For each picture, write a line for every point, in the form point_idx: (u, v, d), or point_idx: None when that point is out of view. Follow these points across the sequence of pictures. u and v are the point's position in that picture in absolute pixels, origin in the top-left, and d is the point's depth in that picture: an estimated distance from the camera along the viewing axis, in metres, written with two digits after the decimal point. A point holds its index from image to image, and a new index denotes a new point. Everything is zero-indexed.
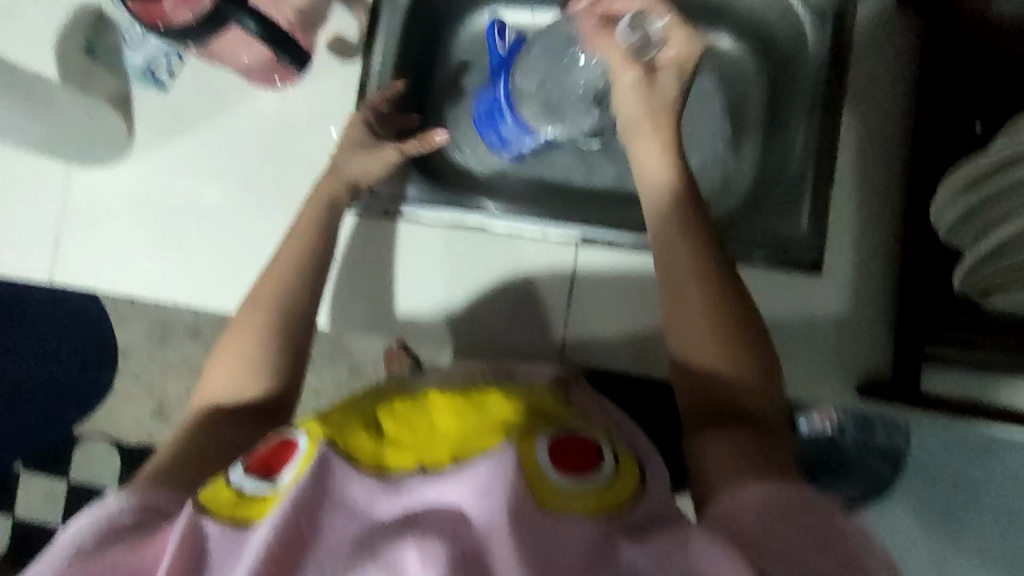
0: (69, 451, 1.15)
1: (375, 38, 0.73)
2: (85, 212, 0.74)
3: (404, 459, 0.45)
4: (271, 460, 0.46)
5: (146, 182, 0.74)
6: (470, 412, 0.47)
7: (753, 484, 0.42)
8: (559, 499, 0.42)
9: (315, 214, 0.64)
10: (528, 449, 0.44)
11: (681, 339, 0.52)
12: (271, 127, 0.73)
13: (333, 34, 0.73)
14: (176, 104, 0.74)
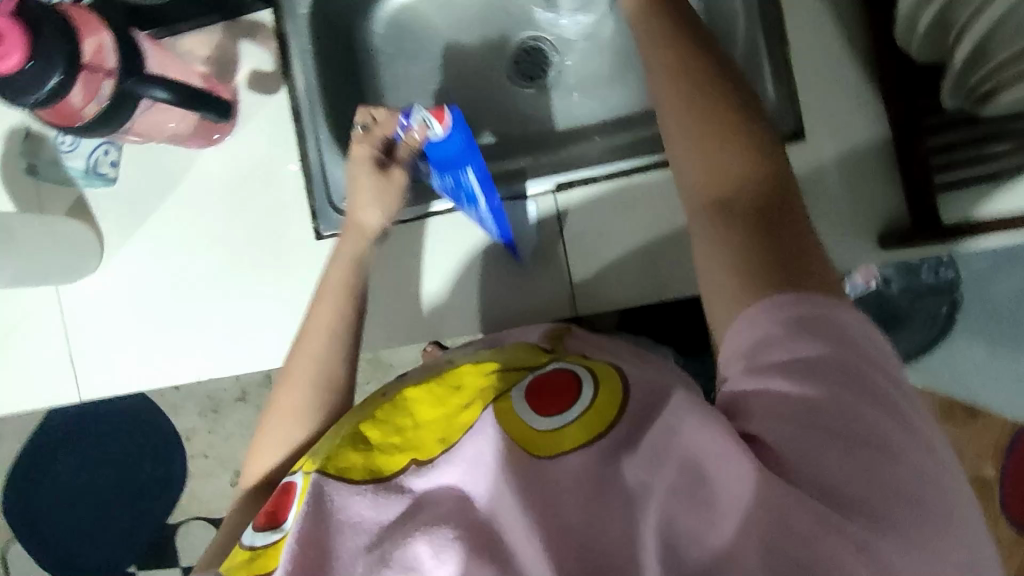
0: (170, 541, 1.19)
1: (290, 58, 0.70)
2: (92, 321, 0.75)
3: (399, 460, 0.49)
4: (276, 509, 0.49)
5: (134, 274, 0.74)
6: (448, 396, 0.52)
7: (756, 301, 0.41)
8: (543, 443, 0.45)
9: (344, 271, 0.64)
10: (506, 410, 0.48)
11: (675, 144, 0.49)
12: (227, 181, 0.73)
13: (250, 72, 0.72)
14: (131, 194, 0.74)
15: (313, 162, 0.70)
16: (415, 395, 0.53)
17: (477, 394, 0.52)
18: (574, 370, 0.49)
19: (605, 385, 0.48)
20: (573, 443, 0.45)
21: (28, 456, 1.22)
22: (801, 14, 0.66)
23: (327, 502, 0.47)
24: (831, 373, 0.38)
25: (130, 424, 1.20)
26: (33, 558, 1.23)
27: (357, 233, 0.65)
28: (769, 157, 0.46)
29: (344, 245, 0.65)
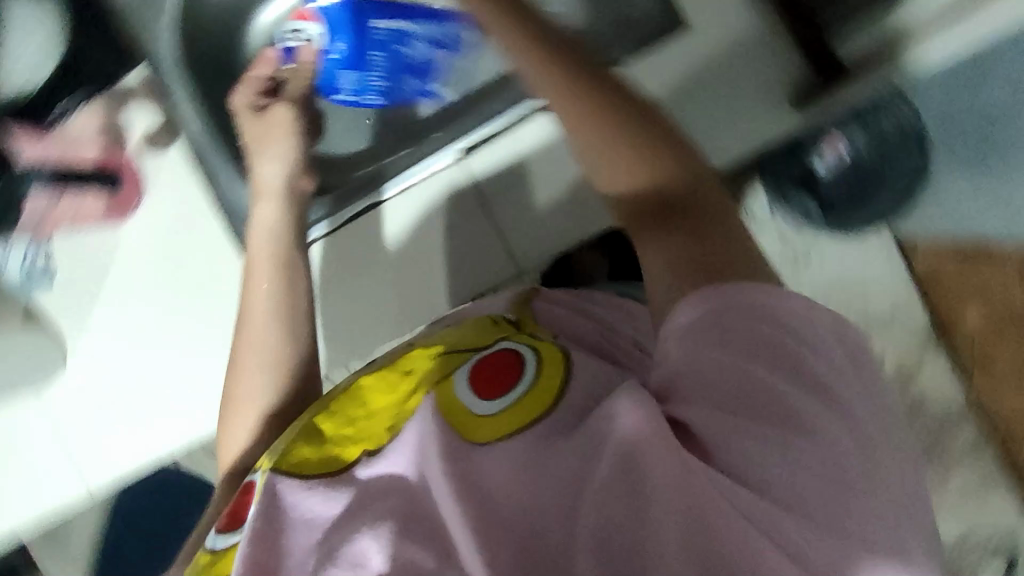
0: None
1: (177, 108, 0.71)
2: (58, 429, 0.74)
3: (352, 451, 0.55)
4: (237, 509, 0.53)
5: (90, 367, 0.74)
6: (400, 383, 0.59)
7: (687, 302, 0.50)
8: (471, 425, 0.52)
9: (270, 235, 0.67)
10: (450, 394, 0.54)
11: (594, 169, 0.59)
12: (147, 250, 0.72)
13: (142, 135, 0.73)
14: (73, 284, 0.73)
15: (229, 203, 0.71)
16: (369, 387, 0.60)
17: (423, 381, 0.58)
18: (519, 356, 0.55)
19: (548, 371, 0.54)
20: (507, 428, 0.51)
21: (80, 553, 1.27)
22: None
23: (281, 496, 0.51)
24: (761, 350, 0.47)
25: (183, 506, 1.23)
26: None
27: (267, 189, 0.69)
28: (694, 169, 0.56)
29: (261, 212, 0.68)
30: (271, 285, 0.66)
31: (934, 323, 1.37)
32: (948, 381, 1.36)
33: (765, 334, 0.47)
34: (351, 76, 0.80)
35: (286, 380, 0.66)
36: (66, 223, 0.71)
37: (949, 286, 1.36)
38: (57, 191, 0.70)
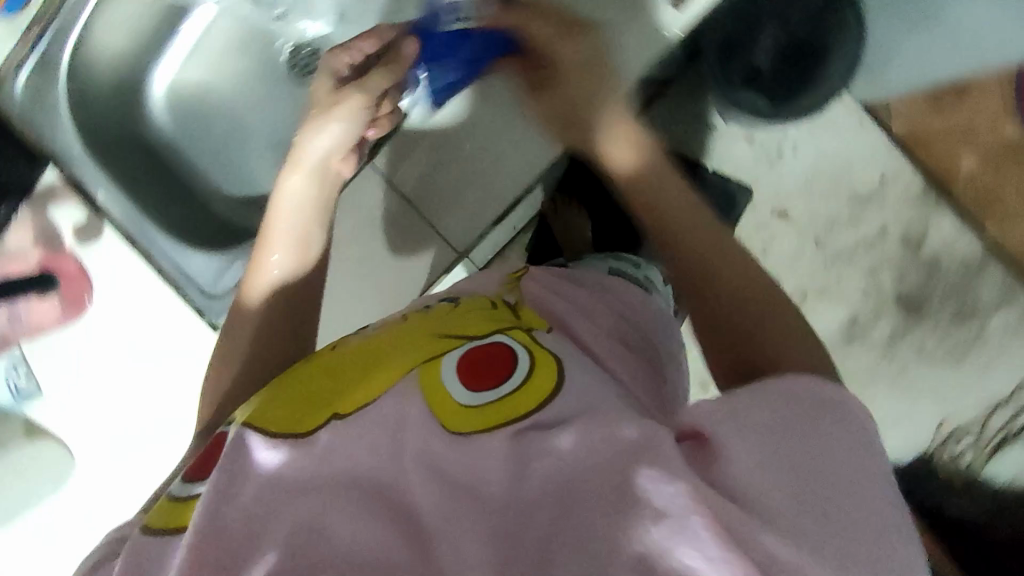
0: None
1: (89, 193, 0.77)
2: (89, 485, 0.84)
3: (313, 422, 0.54)
4: (207, 465, 0.53)
5: (92, 430, 0.83)
6: (386, 360, 0.60)
7: (751, 420, 0.50)
8: (457, 413, 0.53)
9: (329, 189, 0.79)
10: (441, 374, 0.56)
11: (674, 254, 0.68)
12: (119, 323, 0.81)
13: (71, 230, 0.80)
14: (53, 377, 0.82)
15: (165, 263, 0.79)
16: (355, 360, 0.61)
17: (412, 359, 0.59)
18: (514, 349, 0.57)
19: (540, 372, 0.56)
20: (498, 419, 0.52)
21: None
22: None
23: (241, 456, 0.51)
24: (813, 442, 0.49)
25: None
26: None
27: (299, 161, 0.78)
28: (772, 288, 0.65)
29: (287, 182, 0.77)
30: (297, 260, 0.74)
31: (930, 178, 1.33)
32: (957, 234, 1.33)
33: (796, 403, 0.51)
34: (446, 68, 0.82)
35: (273, 313, 0.71)
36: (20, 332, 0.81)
37: (935, 138, 1.32)
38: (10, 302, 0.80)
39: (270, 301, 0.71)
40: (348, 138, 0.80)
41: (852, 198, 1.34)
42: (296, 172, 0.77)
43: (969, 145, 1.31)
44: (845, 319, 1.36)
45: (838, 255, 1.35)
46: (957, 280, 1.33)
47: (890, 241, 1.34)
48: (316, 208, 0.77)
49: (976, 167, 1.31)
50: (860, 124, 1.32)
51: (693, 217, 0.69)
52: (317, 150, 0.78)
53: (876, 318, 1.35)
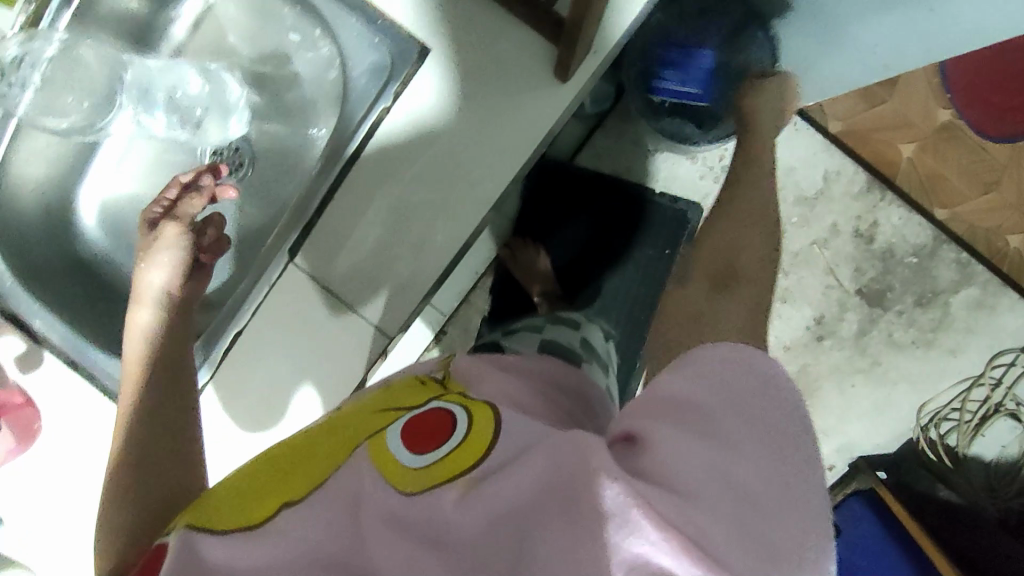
0: None
1: (24, 314, 0.76)
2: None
3: (262, 511, 0.48)
4: (151, 569, 0.47)
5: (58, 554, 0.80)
6: (325, 445, 0.53)
7: (689, 394, 0.47)
8: (417, 477, 0.46)
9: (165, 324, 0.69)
10: (387, 443, 0.49)
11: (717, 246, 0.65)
12: (72, 442, 0.79)
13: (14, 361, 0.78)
14: None
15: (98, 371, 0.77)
16: (296, 448, 0.54)
17: (349, 441, 0.52)
18: (448, 408, 0.50)
19: (479, 418, 0.49)
20: (455, 468, 0.46)
21: None
22: None
23: (196, 550, 0.46)
24: (748, 443, 0.45)
25: None
26: None
27: (143, 294, 0.70)
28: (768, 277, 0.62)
29: (136, 317, 0.69)
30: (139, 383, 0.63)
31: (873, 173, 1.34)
32: (906, 222, 1.34)
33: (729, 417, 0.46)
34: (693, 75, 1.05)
35: (153, 443, 0.59)
36: None
37: (871, 134, 1.34)
38: None
39: (138, 417, 0.60)
40: (182, 268, 0.72)
41: (800, 200, 1.35)
42: (134, 314, 0.69)
43: (905, 136, 1.33)
44: (811, 320, 1.37)
45: (795, 258, 1.37)
46: (913, 266, 1.34)
47: (843, 238, 1.35)
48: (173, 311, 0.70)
49: (917, 152, 1.33)
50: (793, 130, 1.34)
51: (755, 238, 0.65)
52: (156, 272, 0.71)
53: (841, 315, 1.37)
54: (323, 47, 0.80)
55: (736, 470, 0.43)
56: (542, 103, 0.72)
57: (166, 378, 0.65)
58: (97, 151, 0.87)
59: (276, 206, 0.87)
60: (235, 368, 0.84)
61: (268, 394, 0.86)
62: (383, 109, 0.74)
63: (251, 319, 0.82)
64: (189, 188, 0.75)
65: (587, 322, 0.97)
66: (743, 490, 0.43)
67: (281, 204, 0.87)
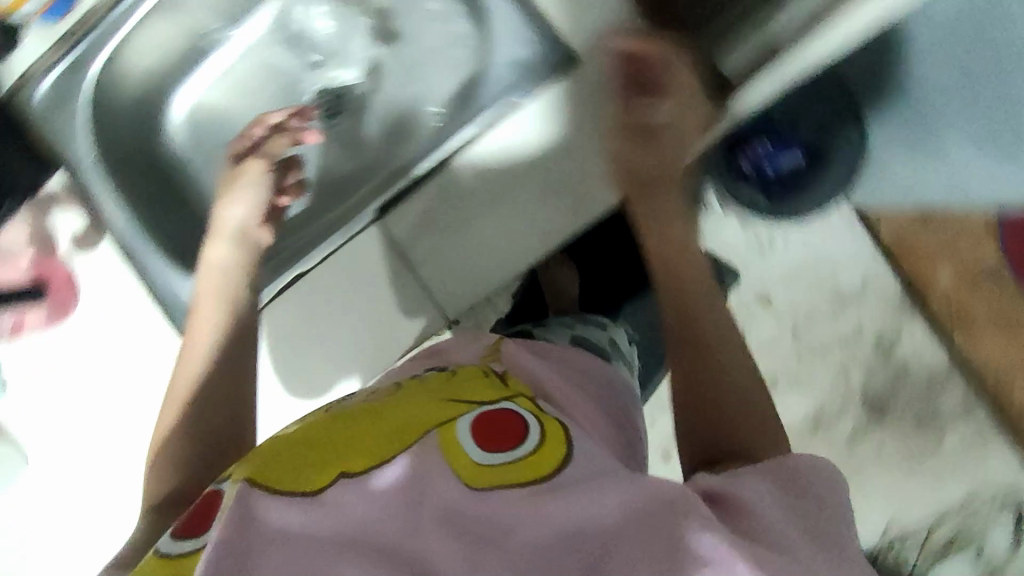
0: None
1: (94, 193, 0.72)
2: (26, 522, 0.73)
3: (325, 477, 0.47)
4: (201, 519, 0.45)
5: (47, 461, 0.73)
6: (385, 414, 0.54)
7: (756, 482, 0.49)
8: (487, 474, 0.48)
9: (237, 258, 0.68)
10: (454, 434, 0.51)
11: (672, 313, 0.68)
12: (94, 346, 0.72)
13: (70, 239, 0.72)
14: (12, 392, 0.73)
15: (154, 280, 0.72)
16: (353, 415, 0.54)
17: (414, 419, 0.53)
18: (518, 413, 0.53)
19: (551, 434, 0.52)
20: (525, 475, 0.48)
21: None
22: None
23: (255, 505, 0.44)
24: (816, 514, 0.47)
25: None
26: None
27: (223, 225, 0.70)
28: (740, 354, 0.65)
29: (210, 252, 0.68)
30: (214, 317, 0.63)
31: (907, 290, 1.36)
32: (927, 344, 1.37)
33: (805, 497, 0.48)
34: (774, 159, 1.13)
35: (218, 386, 0.59)
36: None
37: (916, 249, 1.34)
38: None
39: (211, 359, 0.60)
40: (261, 207, 0.72)
41: (835, 295, 1.37)
42: (208, 248, 0.69)
43: (945, 260, 1.34)
44: (811, 410, 1.39)
45: (815, 348, 1.38)
46: (922, 387, 1.37)
47: (863, 342, 1.38)
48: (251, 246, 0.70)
49: (950, 280, 1.34)
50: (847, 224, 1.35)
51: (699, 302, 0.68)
52: (238, 203, 0.71)
53: (841, 414, 1.39)
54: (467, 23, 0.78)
55: (793, 536, 0.45)
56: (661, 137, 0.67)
57: (237, 313, 0.64)
58: (211, 52, 0.84)
59: (365, 166, 0.87)
60: (285, 308, 0.79)
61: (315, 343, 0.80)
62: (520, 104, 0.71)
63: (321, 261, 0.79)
64: (271, 130, 0.77)
65: (612, 322, 0.95)
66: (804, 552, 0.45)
67: (371, 162, 0.86)
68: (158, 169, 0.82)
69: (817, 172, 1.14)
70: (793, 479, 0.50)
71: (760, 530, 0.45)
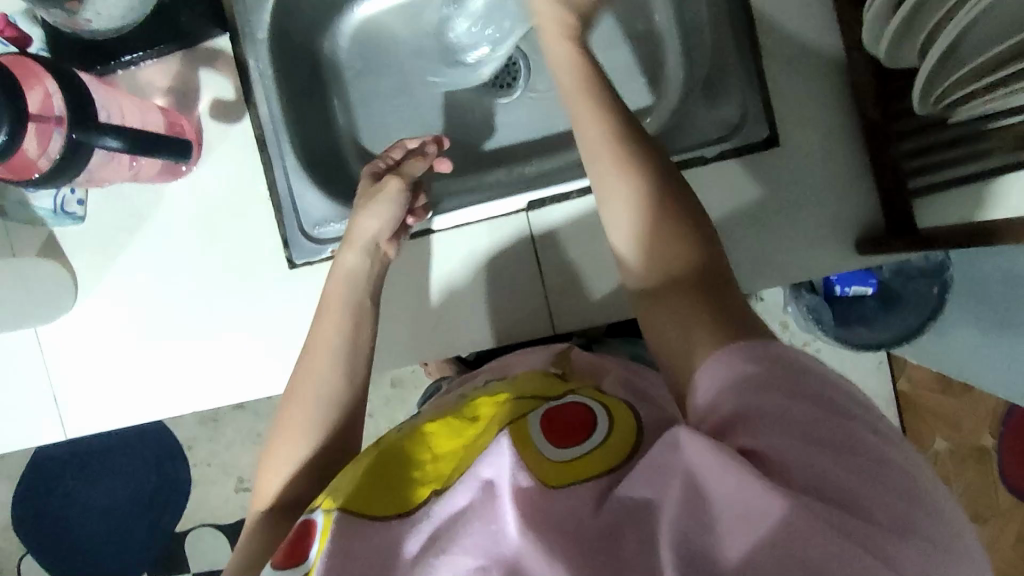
0: (184, 499, 1.41)
1: (251, 82, 0.70)
2: (69, 354, 0.75)
3: (417, 498, 0.51)
4: (297, 545, 0.49)
5: (108, 305, 0.74)
6: (465, 428, 0.55)
7: (755, 390, 0.41)
8: (563, 470, 0.47)
9: (352, 266, 0.66)
10: (522, 429, 0.50)
11: (639, 252, 0.51)
12: (195, 211, 0.73)
13: (211, 100, 0.72)
14: (101, 229, 0.74)
15: (282, 196, 0.71)
16: (432, 429, 0.56)
17: (493, 421, 0.54)
18: (586, 403, 0.52)
19: (619, 420, 0.50)
20: (593, 468, 0.47)
21: (40, 456, 1.45)
22: (779, 19, 0.65)
23: (351, 538, 0.48)
24: (871, 477, 0.38)
25: (152, 431, 1.41)
26: (46, 566, 1.44)
27: (355, 237, 0.66)
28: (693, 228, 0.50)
29: (343, 261, 0.66)
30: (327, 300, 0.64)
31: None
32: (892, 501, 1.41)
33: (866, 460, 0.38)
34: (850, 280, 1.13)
35: (334, 412, 0.59)
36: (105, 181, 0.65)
37: (922, 411, 1.26)
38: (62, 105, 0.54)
39: (324, 349, 0.61)
40: (393, 222, 0.68)
41: None
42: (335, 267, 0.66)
43: (945, 431, 1.26)
44: None
45: None
46: None
47: None
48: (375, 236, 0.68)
49: (945, 452, 1.26)
50: (877, 367, 1.28)
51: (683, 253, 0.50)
52: (371, 224, 0.66)
53: None
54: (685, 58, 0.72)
55: (830, 464, 0.38)
56: (826, 247, 0.65)
57: (358, 307, 0.64)
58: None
59: (507, 146, 0.80)
60: (400, 264, 0.74)
61: (416, 314, 0.75)
62: (701, 157, 0.65)
63: (462, 227, 0.74)
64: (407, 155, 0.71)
65: None
66: (859, 483, 0.37)
67: (504, 146, 0.80)
68: (312, 68, 0.78)
69: (885, 313, 1.12)
70: (780, 383, 0.41)
71: (807, 484, 0.38)
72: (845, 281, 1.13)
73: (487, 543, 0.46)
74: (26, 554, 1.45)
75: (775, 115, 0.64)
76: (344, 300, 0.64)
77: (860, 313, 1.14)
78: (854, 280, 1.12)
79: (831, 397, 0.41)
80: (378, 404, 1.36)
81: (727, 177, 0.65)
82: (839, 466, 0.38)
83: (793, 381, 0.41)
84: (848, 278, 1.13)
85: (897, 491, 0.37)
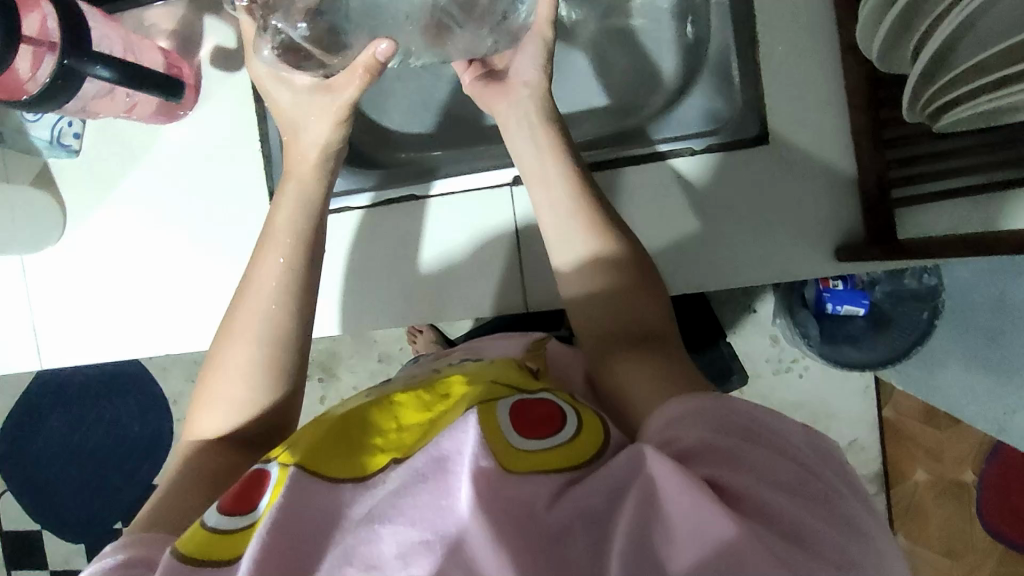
0: (163, 451, 1.42)
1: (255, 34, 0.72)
2: (53, 287, 0.76)
3: (375, 462, 0.50)
4: (245, 497, 0.49)
5: (98, 244, 0.75)
6: (436, 405, 0.55)
7: (695, 424, 0.44)
8: (518, 454, 0.47)
9: (303, 212, 0.65)
10: (489, 409, 0.50)
11: (586, 282, 0.60)
12: (188, 157, 0.73)
13: (213, 47, 0.73)
14: (94, 165, 0.75)
15: (273, 149, 0.72)
16: (402, 401, 0.56)
17: (462, 398, 0.53)
18: (559, 404, 0.52)
19: (588, 428, 0.50)
20: (548, 462, 0.47)
21: (28, 398, 1.47)
22: (780, 14, 0.64)
23: (306, 498, 0.47)
24: (818, 506, 0.41)
25: (139, 381, 1.43)
26: (25, 504, 1.46)
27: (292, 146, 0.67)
28: (636, 261, 0.59)
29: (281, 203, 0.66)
30: (294, 238, 0.64)
31: (880, 471, 1.26)
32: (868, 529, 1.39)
33: (817, 494, 0.42)
34: (842, 299, 1.07)
35: (273, 349, 0.59)
36: (95, 113, 0.66)
37: (907, 441, 1.25)
38: (54, 29, 0.55)
39: (266, 290, 0.61)
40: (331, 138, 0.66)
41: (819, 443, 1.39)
42: (298, 181, 0.66)
43: (929, 463, 1.24)
44: None
45: None
46: None
47: None
48: (311, 205, 0.66)
49: (926, 483, 1.24)
50: (863, 392, 1.26)
51: (634, 304, 0.58)
52: (299, 150, 0.67)
53: None
54: (691, 48, 0.72)
55: (783, 500, 0.41)
56: (806, 251, 0.64)
57: (313, 243, 0.65)
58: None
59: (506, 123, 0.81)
60: (383, 228, 0.78)
61: (397, 278, 0.78)
62: (687, 147, 0.66)
63: (450, 193, 0.77)
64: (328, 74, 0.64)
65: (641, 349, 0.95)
66: (807, 515, 0.40)
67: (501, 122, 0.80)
68: None
69: (873, 335, 1.08)
70: (739, 428, 0.44)
71: (767, 514, 0.40)
72: (841, 295, 1.06)
73: (433, 515, 0.44)
74: (7, 492, 1.47)
75: (767, 113, 0.65)
76: (302, 238, 0.64)
77: (846, 335, 1.10)
78: (849, 297, 1.07)
79: (789, 445, 0.44)
80: (363, 376, 1.37)
81: (715, 170, 0.66)
82: (790, 502, 0.41)
83: (749, 426, 0.44)
84: (846, 296, 1.07)
85: (839, 528, 0.40)
